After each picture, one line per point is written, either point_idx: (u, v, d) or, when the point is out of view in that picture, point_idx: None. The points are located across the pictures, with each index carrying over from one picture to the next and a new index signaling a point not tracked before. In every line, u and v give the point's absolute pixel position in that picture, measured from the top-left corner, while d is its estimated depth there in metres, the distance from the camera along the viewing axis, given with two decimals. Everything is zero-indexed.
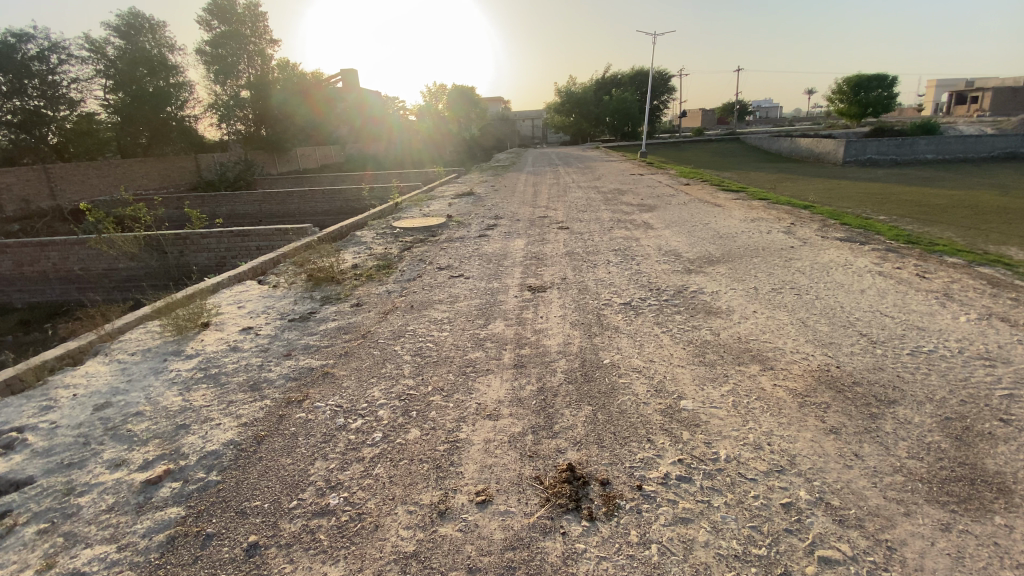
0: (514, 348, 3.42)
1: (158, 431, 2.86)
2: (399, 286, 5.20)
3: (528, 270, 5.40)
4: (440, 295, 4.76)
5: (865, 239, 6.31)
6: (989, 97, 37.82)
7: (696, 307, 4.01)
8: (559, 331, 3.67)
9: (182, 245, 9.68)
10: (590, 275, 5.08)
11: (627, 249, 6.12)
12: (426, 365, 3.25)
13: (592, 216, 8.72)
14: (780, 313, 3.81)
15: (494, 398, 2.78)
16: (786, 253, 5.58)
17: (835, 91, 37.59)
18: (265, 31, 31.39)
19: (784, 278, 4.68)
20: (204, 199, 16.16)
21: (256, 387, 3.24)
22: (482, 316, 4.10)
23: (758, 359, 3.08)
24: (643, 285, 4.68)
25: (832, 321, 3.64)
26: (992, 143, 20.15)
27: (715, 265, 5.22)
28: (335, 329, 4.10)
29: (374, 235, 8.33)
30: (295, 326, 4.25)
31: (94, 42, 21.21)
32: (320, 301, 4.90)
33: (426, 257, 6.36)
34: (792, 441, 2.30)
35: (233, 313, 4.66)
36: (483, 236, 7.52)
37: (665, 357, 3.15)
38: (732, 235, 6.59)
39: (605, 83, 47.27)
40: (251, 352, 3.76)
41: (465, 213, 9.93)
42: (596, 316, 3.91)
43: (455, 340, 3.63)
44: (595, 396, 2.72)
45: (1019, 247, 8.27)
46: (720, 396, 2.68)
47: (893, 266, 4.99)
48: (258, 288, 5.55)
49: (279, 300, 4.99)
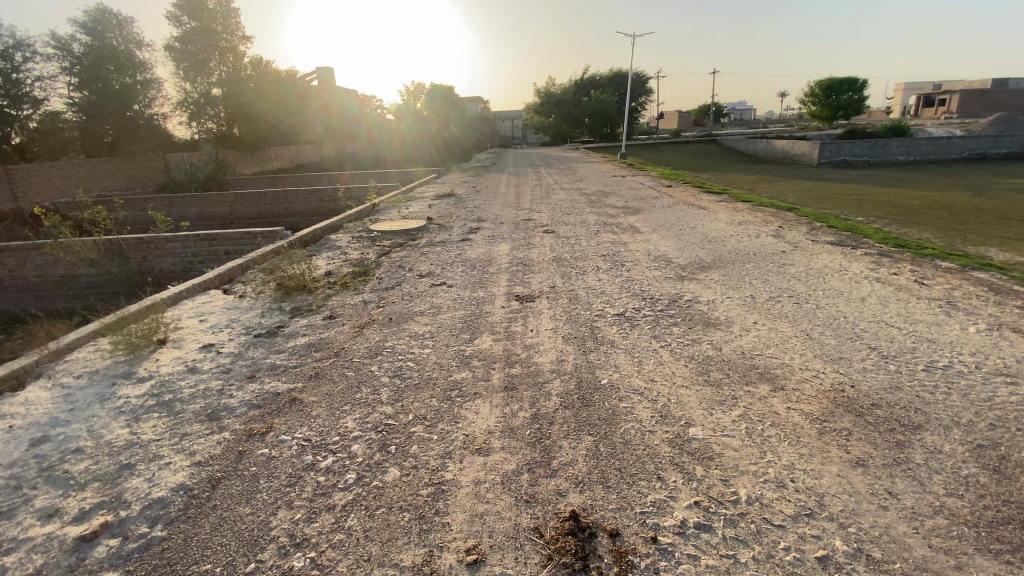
0: (504, 367, 3.14)
1: (100, 472, 2.49)
2: (376, 295, 4.88)
3: (513, 277, 5.13)
4: (421, 306, 4.45)
5: (854, 242, 6.21)
6: (955, 101, 39.15)
7: (694, 317, 3.78)
8: (550, 346, 3.41)
9: (146, 250, 9.11)
10: (579, 282, 4.83)
11: (615, 254, 5.89)
12: (405, 389, 2.94)
13: (577, 218, 8.49)
14: (782, 324, 3.60)
15: (483, 428, 2.49)
16: (778, 258, 5.42)
17: (809, 93, 38.27)
18: (238, 26, 30.29)
19: (781, 285, 4.49)
20: (171, 201, 15.48)
21: (214, 416, 2.89)
22: (467, 331, 3.80)
23: (767, 377, 2.85)
24: (635, 292, 4.44)
25: (838, 333, 3.44)
26: (962, 145, 20.60)
27: (708, 271, 5.02)
28: (304, 346, 3.76)
29: (350, 238, 7.95)
30: (261, 342, 3.89)
31: (59, 38, 20.12)
32: (290, 313, 4.55)
33: (406, 263, 6.03)
34: (817, 477, 2.07)
35: (193, 328, 4.27)
36: (465, 240, 7.22)
37: (668, 376, 2.91)
38: (722, 239, 6.43)
39: (585, 84, 47.39)
40: (210, 374, 3.39)
41: (447, 215, 9.62)
42: (590, 329, 3.66)
43: (438, 358, 3.33)
44: (595, 423, 2.46)
45: (998, 248, 8.33)
46: (731, 422, 2.44)
47: (889, 271, 4.86)
48: (222, 298, 5.16)
49: (245, 313, 4.62)
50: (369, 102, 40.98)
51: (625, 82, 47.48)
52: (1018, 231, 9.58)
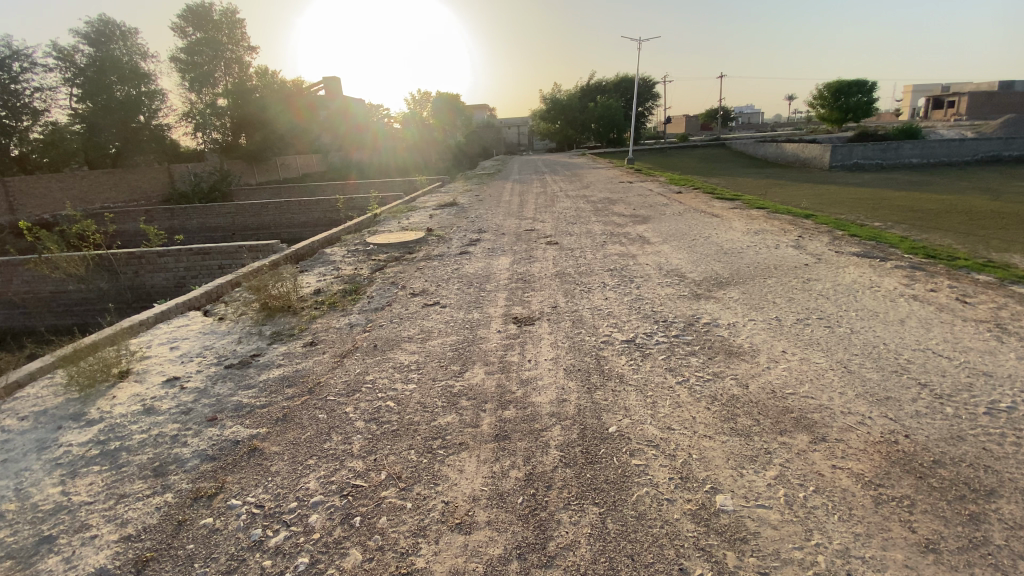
0: (497, 407, 2.73)
1: (15, 546, 2.12)
2: (364, 317, 4.49)
3: (512, 296, 4.72)
4: (410, 330, 4.04)
5: (881, 253, 5.78)
6: (966, 101, 38.34)
7: (713, 345, 3.36)
8: (552, 381, 2.98)
9: (137, 265, 8.82)
10: (584, 302, 4.41)
11: (623, 269, 5.48)
12: (380, 438, 2.53)
13: (583, 228, 8.11)
14: (815, 354, 3.16)
15: (468, 492, 2.10)
16: (801, 271, 5.01)
17: (817, 96, 37.62)
18: (243, 37, 30.38)
19: (807, 305, 4.06)
20: (172, 212, 15.32)
21: (161, 472, 2.52)
22: (458, 361, 3.39)
23: (806, 426, 2.43)
24: (645, 315, 4.02)
25: (880, 366, 3.00)
26: (976, 147, 19.96)
27: (725, 288, 4.60)
28: (277, 380, 3.37)
29: (344, 252, 7.60)
30: (230, 376, 3.51)
31: (62, 50, 20.24)
32: (269, 338, 4.18)
33: (399, 280, 5.65)
34: (880, 570, 1.64)
35: (161, 357, 3.92)
36: (464, 253, 6.84)
37: (690, 421, 2.49)
38: (738, 250, 6.00)
39: (591, 90, 47.30)
40: (168, 417, 3.03)
41: (447, 226, 9.25)
42: (596, 360, 3.23)
43: (422, 396, 2.91)
44: (602, 489, 2.06)
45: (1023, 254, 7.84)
46: (767, 487, 2.02)
47: (925, 287, 4.41)
48: (200, 321, 4.80)
49: (220, 339, 4.25)
50: (375, 110, 40.90)
51: (631, 88, 47.22)
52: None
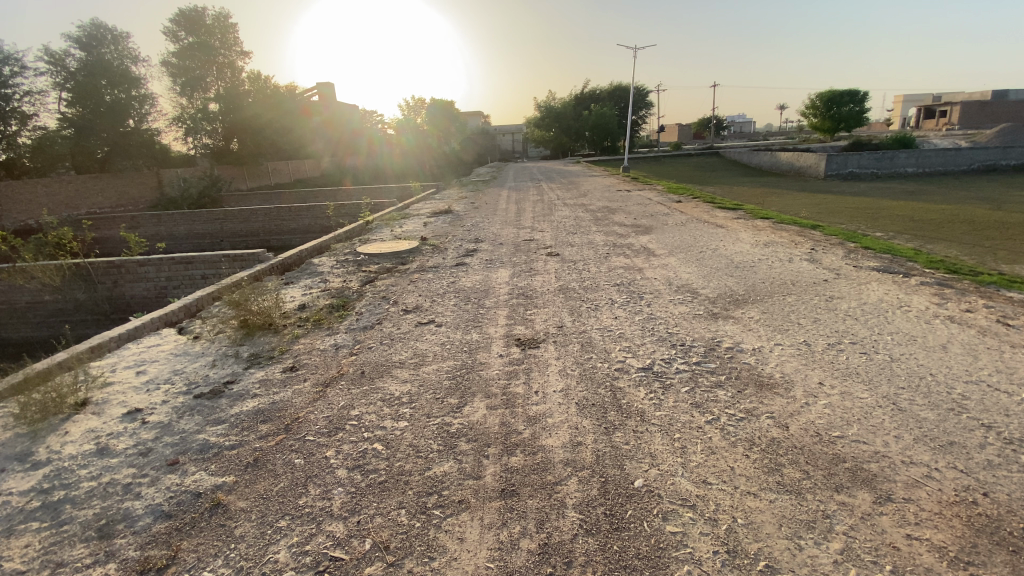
0: (501, 452, 2.37)
1: None
2: (351, 337, 4.10)
3: (513, 314, 4.35)
4: (402, 353, 3.66)
5: (900, 268, 5.50)
6: (956, 112, 38.51)
7: (741, 376, 3.01)
8: (565, 419, 2.62)
9: (116, 275, 8.38)
10: (591, 322, 4.05)
11: (630, 283, 5.15)
12: (365, 494, 2.16)
13: (584, 238, 7.78)
14: (856, 387, 2.82)
15: (473, 570, 1.73)
16: (821, 288, 4.71)
17: (809, 105, 37.71)
18: (236, 42, 29.93)
19: (836, 327, 3.73)
20: (159, 218, 14.85)
21: (108, 533, 2.13)
22: (454, 392, 3.01)
23: (866, 482, 2.09)
24: (660, 337, 3.66)
25: (933, 403, 2.67)
26: (972, 156, 19.95)
27: (744, 307, 4.27)
28: (251, 415, 2.97)
29: (333, 262, 7.21)
30: (199, 408, 3.11)
31: (53, 53, 19.75)
32: (246, 362, 3.78)
33: (391, 294, 5.27)
34: None
35: (125, 385, 3.50)
36: (460, 265, 6.47)
37: (730, 473, 2.15)
38: (750, 264, 5.69)
39: (583, 98, 47.22)
40: (124, 460, 2.63)
41: (442, 235, 8.90)
42: (612, 392, 2.87)
43: (414, 438, 2.53)
44: (635, 568, 1.70)
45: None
46: (835, 567, 1.67)
47: (959, 307, 4.10)
48: (173, 340, 4.40)
49: (192, 362, 3.86)
50: (370, 116, 40.55)
51: (625, 96, 47.23)
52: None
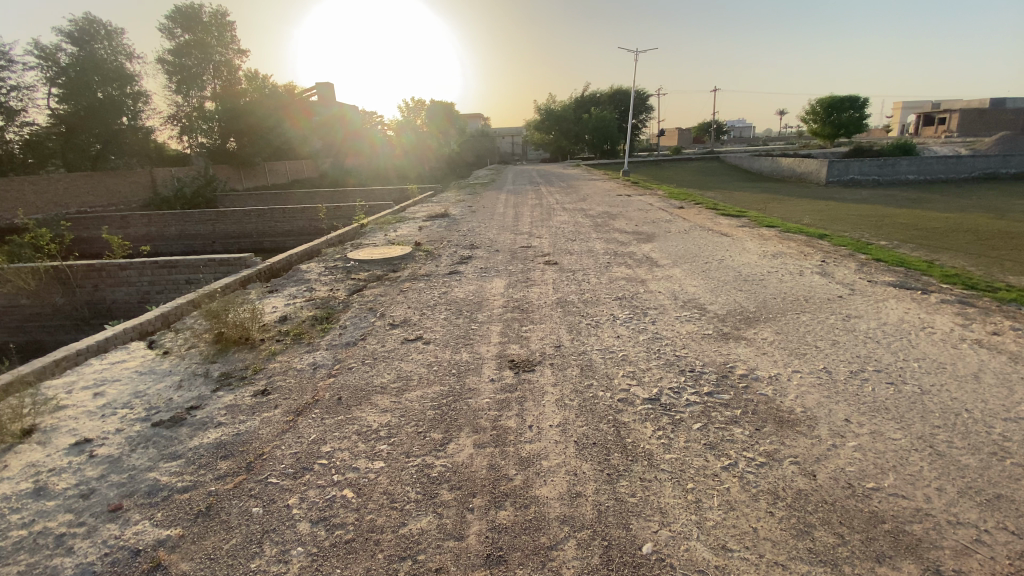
0: (488, 505, 2.07)
1: None
2: (331, 355, 3.78)
3: (506, 331, 4.03)
4: (383, 375, 3.33)
5: (914, 283, 5.22)
6: (954, 119, 38.44)
7: (757, 411, 2.71)
8: (562, 463, 2.31)
9: (96, 278, 8.07)
10: (591, 342, 3.74)
11: (632, 297, 4.84)
12: (328, 557, 1.85)
13: (584, 246, 7.51)
14: (888, 427, 2.51)
15: None
16: (836, 305, 4.42)
17: (809, 111, 37.53)
18: (233, 40, 29.43)
19: (857, 352, 3.44)
20: (149, 219, 14.52)
21: None
22: (438, 424, 2.69)
23: (909, 550, 1.77)
24: (667, 361, 3.36)
25: (973, 445, 2.34)
26: (973, 164, 19.69)
27: (755, 326, 3.99)
28: (212, 449, 2.65)
29: (321, 269, 6.90)
30: (157, 439, 2.80)
31: (44, 49, 19.46)
32: (215, 383, 3.45)
33: (378, 306, 4.95)
34: None
35: (79, 409, 3.19)
36: (454, 273, 6.16)
37: (752, 538, 1.84)
38: (759, 277, 5.40)
39: (584, 101, 46.97)
40: (60, 505, 2.30)
41: (437, 240, 8.60)
42: (615, 429, 2.57)
43: (390, 484, 2.23)
44: None
45: None
46: None
47: (983, 328, 3.82)
48: (142, 356, 4.07)
49: (157, 382, 3.54)
50: (370, 117, 40.09)
51: (626, 99, 47.03)
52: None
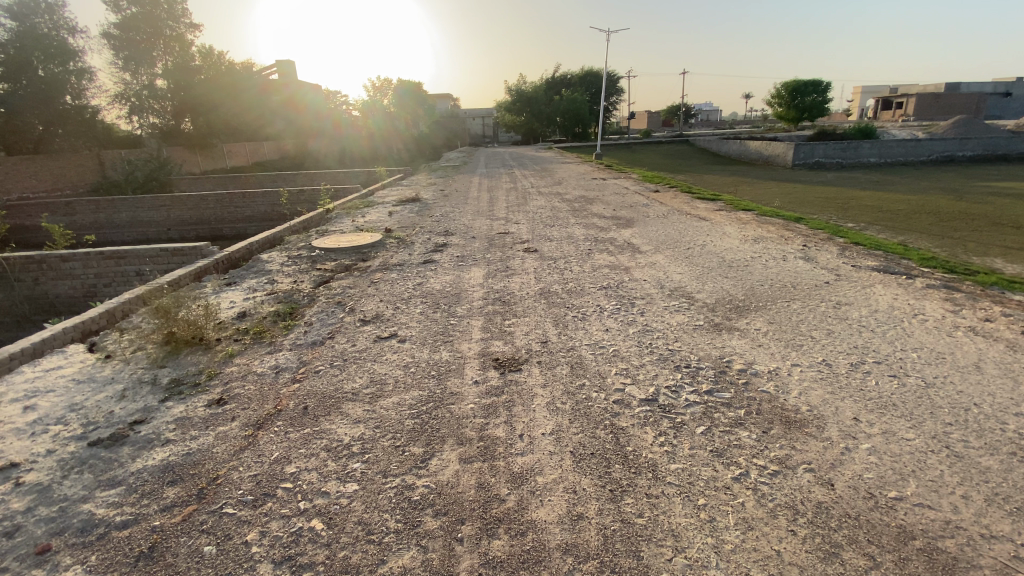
0: (480, 534, 1.82)
1: None
2: (295, 356, 3.45)
3: (488, 326, 3.77)
4: (355, 379, 3.03)
5: (895, 267, 5.18)
6: (911, 104, 39.62)
7: (763, 410, 2.54)
8: (558, 479, 2.07)
9: (37, 271, 7.43)
10: (580, 336, 3.51)
11: (617, 287, 4.62)
12: None
13: (563, 232, 7.27)
14: (899, 426, 2.38)
15: None
16: (825, 292, 4.31)
17: (775, 94, 38.03)
18: (183, 13, 27.47)
19: (853, 341, 3.32)
20: (98, 205, 13.58)
21: None
22: (418, 436, 2.41)
23: (948, 572, 1.62)
24: (661, 356, 3.16)
25: (990, 445, 2.22)
26: (931, 147, 20.20)
27: (747, 315, 3.83)
28: (160, 473, 2.32)
29: (283, 258, 6.44)
30: (96, 463, 2.44)
31: None
32: (164, 392, 3.08)
33: (348, 300, 4.60)
34: None
35: (6, 426, 2.79)
36: (428, 263, 5.83)
37: (777, 563, 1.66)
38: (744, 263, 5.27)
39: (555, 84, 46.46)
40: None
41: (409, 227, 8.20)
42: (614, 436, 2.35)
43: (366, 511, 1.95)
44: None
45: (1004, 258, 7.52)
46: None
47: (972, 315, 3.75)
48: (80, 361, 3.64)
49: (97, 393, 3.14)
50: (334, 97, 38.49)
51: (597, 81, 46.66)
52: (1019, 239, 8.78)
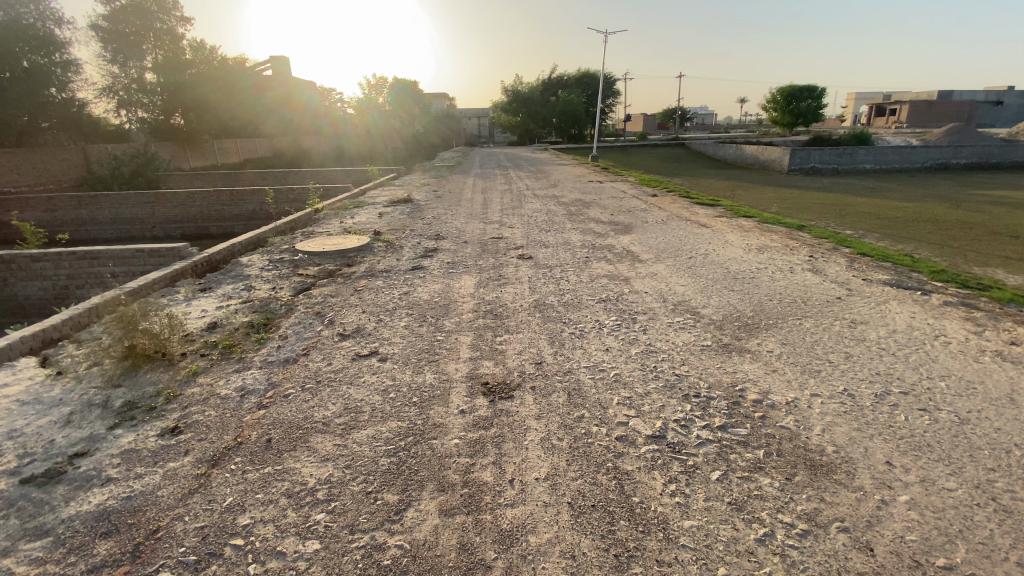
0: None
1: None
2: (265, 376, 3.13)
3: (477, 343, 3.46)
4: (327, 407, 2.71)
5: (904, 280, 4.95)
6: (905, 110, 39.68)
7: (784, 451, 2.25)
8: (554, 540, 1.78)
9: (7, 271, 7.06)
10: (578, 357, 3.22)
11: (617, 299, 4.34)
12: None
13: (558, 237, 6.99)
14: (938, 473, 2.10)
15: None
16: (838, 309, 4.05)
17: (771, 99, 38.00)
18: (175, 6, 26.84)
19: (873, 367, 3.05)
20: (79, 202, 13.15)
21: None
22: (394, 480, 2.10)
23: None
24: (667, 383, 2.87)
25: None
26: (925, 153, 20.12)
27: (757, 334, 3.56)
28: (95, 521, 2.00)
29: (264, 262, 6.11)
30: (26, 506, 2.12)
31: None
32: (115, 418, 2.76)
33: (329, 310, 4.28)
34: None
35: None
36: (417, 269, 5.53)
37: None
38: (749, 275, 5.00)
39: (552, 84, 46.22)
40: None
41: (399, 229, 7.88)
42: (619, 483, 2.06)
43: None
44: None
45: (1007, 268, 7.32)
46: None
47: (996, 336, 3.50)
48: (28, 377, 3.29)
49: (40, 417, 2.81)
50: (330, 94, 37.99)
51: (594, 83, 46.48)
52: (1021, 249, 8.58)
